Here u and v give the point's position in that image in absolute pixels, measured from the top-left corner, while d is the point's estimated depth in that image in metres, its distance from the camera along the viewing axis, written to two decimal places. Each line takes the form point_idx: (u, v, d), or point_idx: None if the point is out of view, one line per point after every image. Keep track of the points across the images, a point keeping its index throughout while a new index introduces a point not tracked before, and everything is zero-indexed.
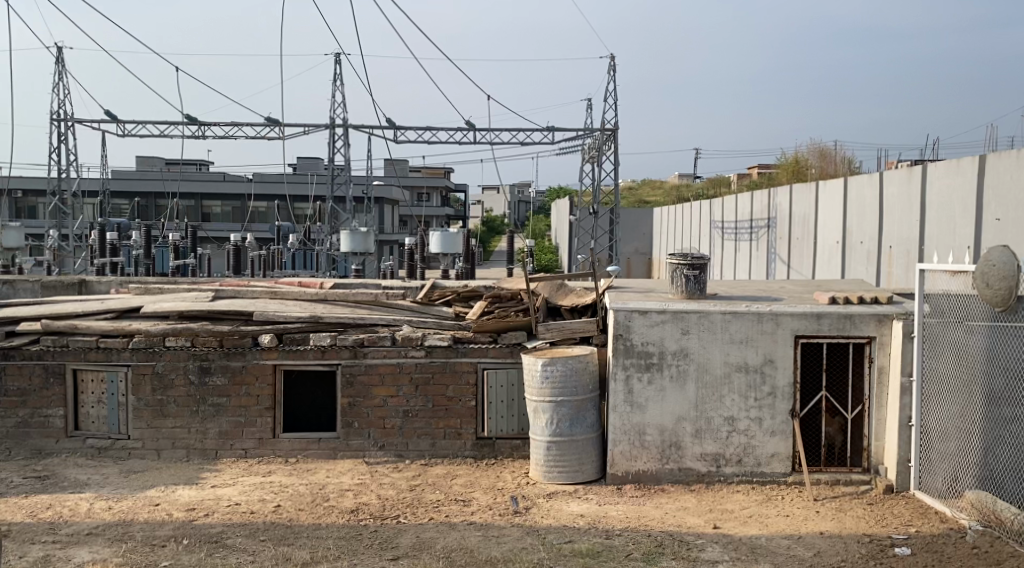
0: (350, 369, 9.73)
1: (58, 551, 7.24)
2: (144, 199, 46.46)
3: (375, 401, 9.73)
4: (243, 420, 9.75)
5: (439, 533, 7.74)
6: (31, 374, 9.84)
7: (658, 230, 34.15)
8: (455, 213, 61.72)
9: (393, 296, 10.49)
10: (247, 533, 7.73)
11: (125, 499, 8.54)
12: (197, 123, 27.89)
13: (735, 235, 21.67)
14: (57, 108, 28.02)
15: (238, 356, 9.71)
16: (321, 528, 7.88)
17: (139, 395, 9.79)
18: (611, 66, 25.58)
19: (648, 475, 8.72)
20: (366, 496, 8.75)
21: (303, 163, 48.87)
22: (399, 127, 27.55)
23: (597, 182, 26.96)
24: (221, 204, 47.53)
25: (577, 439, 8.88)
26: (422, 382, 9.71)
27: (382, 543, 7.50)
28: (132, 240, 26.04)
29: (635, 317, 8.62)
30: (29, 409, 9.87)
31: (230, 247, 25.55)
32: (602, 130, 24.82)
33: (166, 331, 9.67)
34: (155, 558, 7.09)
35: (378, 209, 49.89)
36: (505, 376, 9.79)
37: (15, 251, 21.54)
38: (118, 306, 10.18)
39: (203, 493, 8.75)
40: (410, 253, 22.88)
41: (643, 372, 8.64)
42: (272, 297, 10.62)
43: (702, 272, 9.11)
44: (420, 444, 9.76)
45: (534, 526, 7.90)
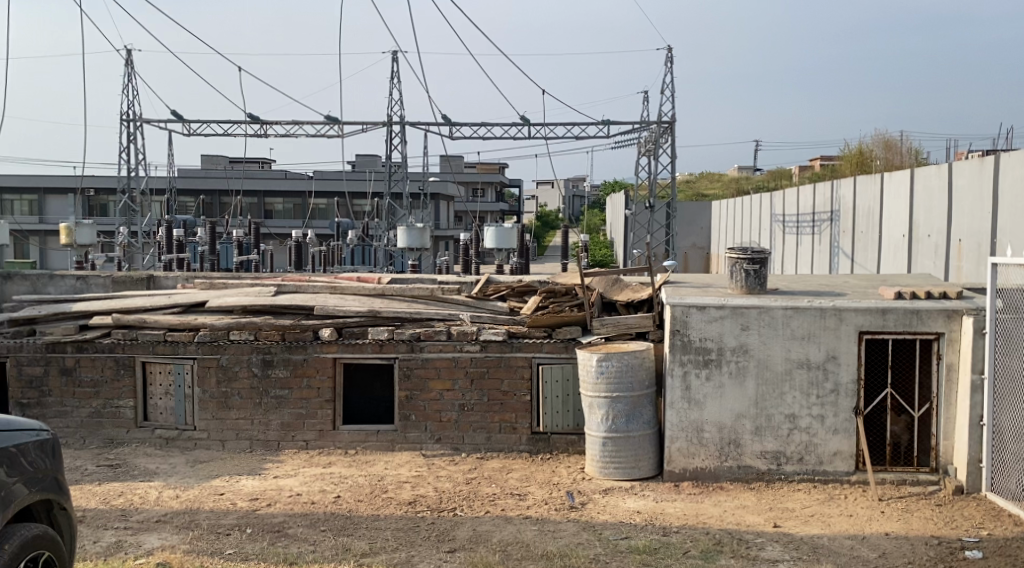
0: (406, 362, 9.80)
1: (129, 537, 7.40)
2: (208, 197, 47.36)
3: (431, 394, 9.78)
4: (304, 412, 9.87)
5: (495, 527, 7.74)
6: (103, 366, 10.07)
7: (717, 224, 33.78)
8: (510, 208, 61.82)
9: (448, 291, 10.52)
10: (309, 523, 7.82)
11: (191, 488, 8.71)
12: (260, 122, 28.39)
13: (797, 229, 21.26)
14: (126, 109, 28.72)
15: (299, 349, 9.82)
16: (380, 519, 7.94)
17: (205, 387, 9.96)
18: (669, 58, 25.29)
19: (706, 473, 8.61)
20: (423, 488, 8.79)
21: (362, 160, 49.37)
22: (455, 123, 27.61)
23: (655, 176, 26.67)
24: (282, 200, 48.27)
25: (633, 436, 8.80)
26: (478, 376, 9.72)
27: (439, 535, 7.53)
28: (198, 237, 26.58)
29: (693, 312, 8.50)
30: (101, 400, 10.11)
31: (291, 244, 25.93)
32: (659, 123, 24.49)
33: (230, 325, 9.82)
34: (221, 546, 7.20)
35: (434, 204, 50.10)
36: (560, 371, 9.72)
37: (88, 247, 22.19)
38: (184, 300, 10.36)
39: (266, 484, 8.88)
40: (465, 250, 22.94)
41: (701, 368, 8.53)
42: (331, 291, 10.73)
43: (763, 266, 8.96)
44: (476, 437, 9.77)
45: (590, 521, 7.85)
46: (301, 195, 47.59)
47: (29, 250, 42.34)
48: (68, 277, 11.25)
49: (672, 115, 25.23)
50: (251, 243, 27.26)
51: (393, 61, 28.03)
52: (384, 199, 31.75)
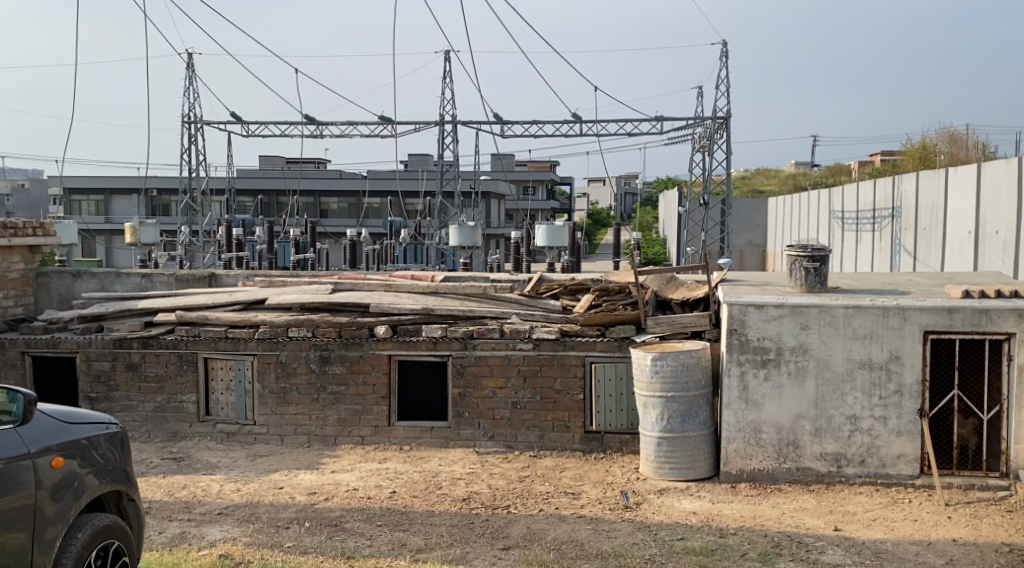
0: (459, 360, 9.82)
1: (193, 528, 7.54)
2: (266, 197, 48.16)
3: (485, 392, 9.78)
4: (360, 408, 9.96)
5: (550, 525, 7.72)
6: (167, 362, 10.27)
7: (773, 221, 33.31)
8: (562, 206, 61.73)
9: (501, 290, 10.53)
10: (366, 517, 7.88)
11: (252, 482, 8.84)
12: (316, 122, 28.81)
13: (857, 226, 20.86)
14: (187, 111, 29.35)
15: (355, 346, 9.90)
16: (435, 515, 7.97)
17: (264, 382, 10.11)
18: (725, 53, 25.00)
19: (764, 474, 8.49)
20: (478, 485, 8.80)
21: (415, 159, 49.74)
22: (507, 121, 27.67)
23: (709, 172, 26.40)
24: (338, 200, 48.88)
25: (688, 436, 8.71)
26: (531, 374, 9.70)
27: (494, 533, 7.53)
28: (257, 236, 27.03)
29: (751, 311, 8.37)
30: (165, 395, 10.31)
31: (347, 242, 26.22)
32: (714, 118, 24.23)
33: (289, 322, 9.97)
34: (281, 539, 7.30)
35: (486, 202, 50.23)
36: (613, 370, 9.69)
37: (151, 246, 22.69)
38: (244, 298, 10.52)
39: (324, 478, 8.98)
40: (516, 249, 22.95)
41: (759, 368, 8.40)
42: (386, 290, 10.80)
43: (823, 264, 8.81)
44: (529, 435, 9.76)
45: (645, 521, 7.79)
46: (356, 195, 48.12)
47: (96, 249, 43.55)
48: (133, 274, 11.53)
49: (727, 111, 24.95)
50: (308, 242, 27.63)
51: (446, 60, 28.20)
52: (438, 197, 31.95)
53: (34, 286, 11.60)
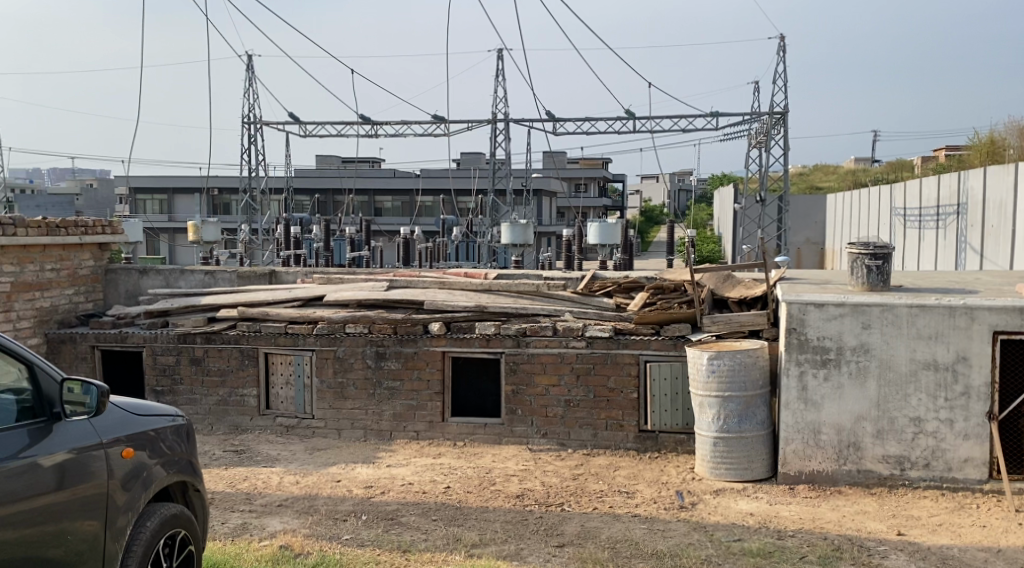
0: (513, 357, 9.81)
1: (254, 519, 7.65)
2: (321, 195, 48.78)
3: (538, 389, 9.77)
4: (415, 403, 10.03)
5: (604, 523, 7.67)
6: (229, 356, 10.44)
7: (832, 219, 32.76)
8: (615, 204, 61.47)
9: (554, 287, 10.50)
10: (421, 512, 7.93)
11: (310, 474, 8.95)
12: (371, 122, 29.07)
13: (920, 223, 20.42)
14: (247, 112, 29.83)
15: (410, 342, 9.97)
16: (489, 511, 7.98)
17: (322, 377, 10.23)
18: (783, 47, 24.62)
19: (824, 476, 8.34)
20: (531, 482, 8.79)
21: (468, 158, 49.92)
22: (559, 119, 27.60)
23: (766, 169, 26.05)
24: (392, 198, 49.31)
25: (746, 436, 8.59)
26: (585, 372, 9.66)
27: (548, 530, 7.51)
28: (313, 234, 27.37)
29: (811, 310, 8.23)
30: (227, 388, 10.49)
31: (401, 240, 26.43)
32: (771, 114, 23.82)
33: (346, 318, 10.06)
34: (339, 532, 7.37)
35: (538, 200, 50.25)
36: (669, 369, 9.57)
37: (213, 245, 23.13)
38: (302, 294, 10.66)
39: (380, 472, 9.05)
40: (568, 246, 22.88)
41: (819, 368, 8.25)
42: (440, 287, 10.84)
43: (886, 262, 8.62)
44: (583, 433, 9.72)
45: (701, 522, 7.70)
46: (409, 193, 48.46)
47: (161, 246, 44.61)
48: (198, 271, 11.73)
49: (785, 107, 24.56)
50: (363, 240, 27.93)
51: (499, 59, 28.24)
52: (491, 196, 32.04)
53: (102, 283, 11.86)
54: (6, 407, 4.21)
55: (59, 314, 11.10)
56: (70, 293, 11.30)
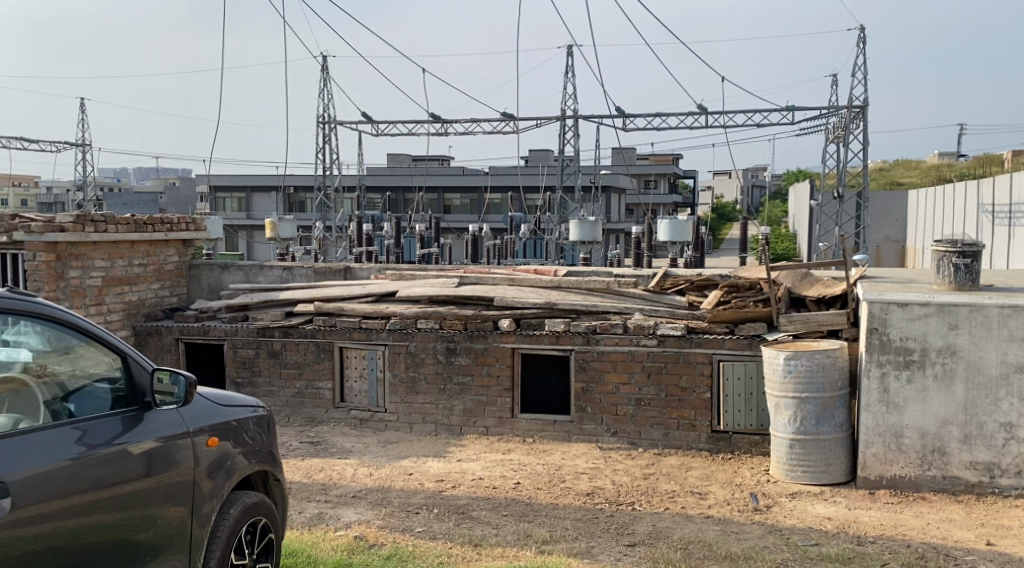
0: (583, 354, 9.75)
1: (329, 509, 7.74)
2: (392, 193, 49.39)
3: (608, 387, 9.68)
4: (485, 399, 10.04)
5: (676, 524, 7.56)
6: (305, 350, 10.60)
7: (913, 215, 31.85)
8: (686, 201, 60.79)
9: (625, 285, 10.38)
10: (491, 507, 7.91)
11: (383, 467, 9.02)
12: (441, 120, 29.29)
13: (1010, 219, 19.69)
14: (321, 112, 30.36)
15: (480, 338, 9.97)
16: (559, 508, 7.93)
17: (395, 371, 10.31)
18: (862, 39, 24.00)
19: (906, 482, 8.08)
20: (602, 481, 8.71)
21: (536, 155, 49.92)
22: (630, 115, 27.39)
23: (845, 164, 25.42)
24: (461, 196, 49.68)
25: (823, 439, 8.36)
26: (656, 371, 9.54)
27: (619, 528, 7.43)
28: (384, 231, 27.70)
29: (893, 309, 7.98)
30: (304, 381, 10.65)
31: (472, 237, 26.57)
32: (849, 108, 23.20)
33: (418, 314, 10.15)
34: (411, 524, 7.40)
35: (607, 197, 50.01)
36: (742, 369, 9.38)
37: (289, 241, 23.62)
38: (375, 290, 10.75)
39: (451, 467, 9.07)
40: (637, 243, 22.71)
41: (902, 370, 7.99)
42: (510, 284, 10.81)
43: (975, 261, 8.29)
44: (653, 433, 9.59)
45: (777, 525, 7.53)
46: (479, 191, 48.69)
47: (239, 243, 45.75)
48: (276, 267, 11.92)
49: (864, 101, 23.93)
50: (432, 237, 28.17)
51: (569, 56, 28.17)
52: (560, 193, 31.98)
53: (186, 278, 12.16)
54: (101, 395, 4.32)
55: (146, 307, 11.41)
56: (156, 287, 11.61)
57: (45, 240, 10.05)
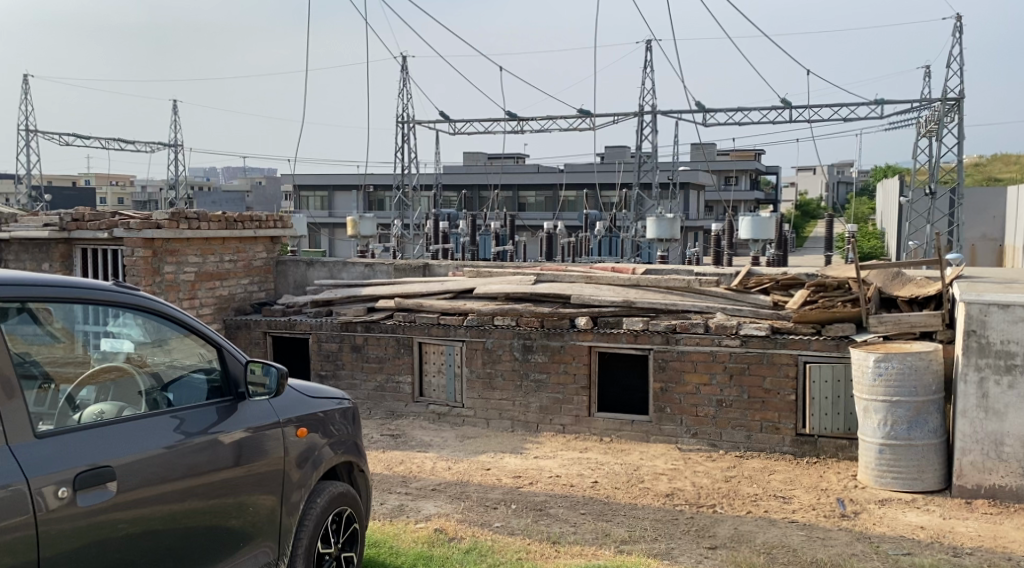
0: (662, 353, 9.58)
1: (410, 502, 7.77)
2: (469, 191, 49.65)
3: (688, 387, 9.51)
4: (562, 397, 9.96)
5: (759, 528, 7.36)
6: (386, 344, 10.69)
7: (1011, 212, 30.55)
8: (767, 198, 59.60)
9: (706, 283, 10.16)
10: (569, 505, 7.83)
11: (461, 461, 9.02)
12: (518, 117, 29.28)
13: None
14: (401, 111, 30.68)
15: (557, 336, 9.89)
16: (638, 508, 7.80)
17: (472, 367, 10.33)
18: (958, 28, 23.09)
19: (1006, 492, 7.71)
20: (681, 482, 8.55)
21: (613, 152, 49.52)
22: (710, 110, 26.95)
23: (938, 158, 24.52)
24: (536, 193, 49.66)
25: (916, 444, 8.04)
26: (738, 372, 9.31)
27: (700, 531, 7.27)
28: (461, 229, 27.83)
29: (994, 311, 7.64)
30: (384, 375, 10.75)
31: (549, 234, 26.48)
32: (943, 100, 22.38)
33: (495, 310, 10.11)
34: (489, 519, 7.37)
35: (686, 193, 49.31)
36: (830, 371, 9.07)
37: (369, 238, 23.92)
38: (454, 286, 10.75)
39: (528, 463, 9.02)
40: (718, 240, 22.32)
41: (1003, 375, 7.64)
42: (588, 281, 10.70)
43: None
44: (735, 435, 9.37)
45: (865, 532, 7.26)
46: (554, 187, 48.58)
47: (321, 240, 46.63)
48: (357, 263, 12.01)
49: (959, 92, 23.03)
50: (508, 234, 28.18)
51: (648, 51, 27.83)
52: (637, 190, 31.64)
53: (274, 273, 12.39)
54: (198, 385, 4.41)
55: (236, 302, 11.65)
56: (245, 282, 11.84)
57: (143, 237, 10.32)
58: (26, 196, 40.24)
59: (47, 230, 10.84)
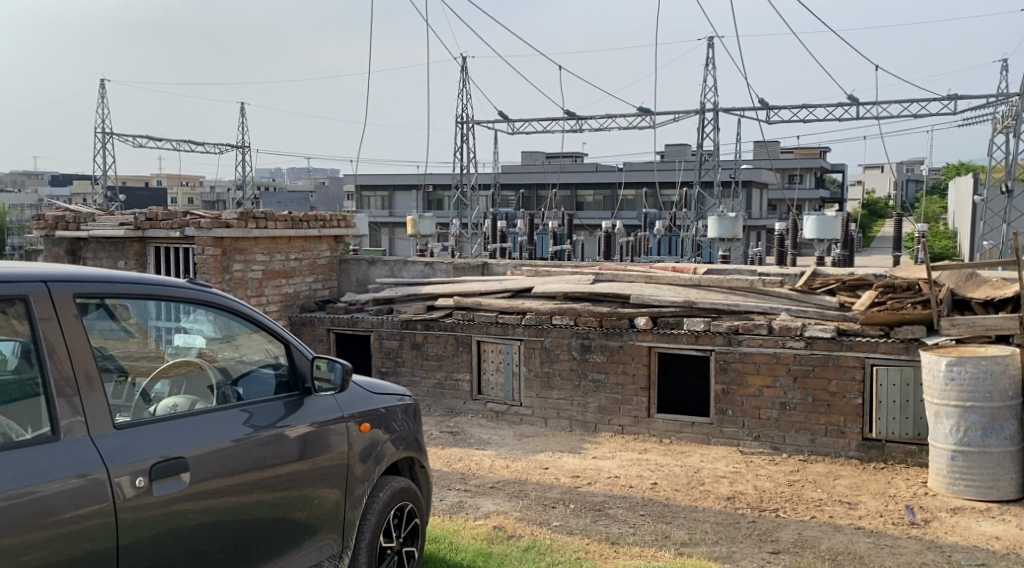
0: (723, 355, 9.43)
1: (469, 499, 7.77)
2: (527, 190, 49.66)
3: (750, 390, 9.34)
4: (620, 397, 9.88)
5: (824, 533, 7.19)
6: (445, 343, 10.73)
7: None
8: (832, 197, 58.43)
9: (770, 283, 10.00)
10: (629, 506, 7.75)
11: (519, 460, 9.00)
12: (576, 116, 29.19)
13: None
14: (460, 111, 30.83)
15: (615, 336, 9.80)
16: (699, 510, 7.69)
17: (530, 366, 10.31)
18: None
19: None
20: (743, 485, 8.40)
21: (673, 150, 49.05)
22: (773, 107, 26.51)
23: (1015, 154, 23.72)
24: (595, 192, 49.44)
25: (990, 451, 7.78)
26: (803, 374, 9.11)
27: (762, 535, 7.13)
28: (519, 228, 27.82)
29: None
30: (444, 372, 10.81)
31: (608, 233, 26.32)
32: (1021, 94, 21.64)
33: (553, 309, 10.07)
34: (548, 518, 7.33)
35: (747, 192, 48.60)
36: (898, 374, 8.80)
37: (428, 237, 24.05)
38: (513, 285, 10.72)
39: (587, 463, 8.96)
40: (781, 239, 21.93)
41: None
42: (648, 281, 10.59)
43: None
44: (799, 438, 9.18)
45: (936, 541, 7.04)
46: (613, 186, 48.31)
47: (380, 238, 47.15)
48: (417, 262, 12.07)
49: None
50: (566, 233, 28.10)
51: (710, 48, 27.48)
52: (697, 189, 31.28)
53: (337, 272, 12.53)
54: (266, 380, 4.46)
55: (301, 299, 11.80)
56: (310, 281, 11.98)
57: (214, 236, 10.51)
58: (100, 195, 41.36)
59: (122, 229, 11.14)
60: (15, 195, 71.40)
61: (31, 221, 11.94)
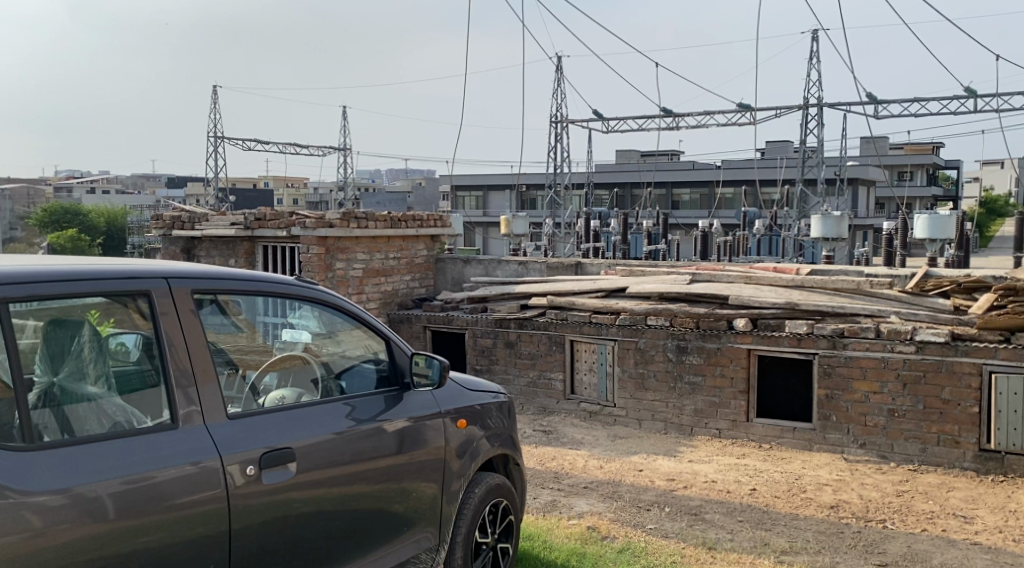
0: (827, 359, 9.07)
1: (562, 498, 7.67)
2: (622, 189, 49.28)
3: (856, 395, 8.96)
4: (718, 400, 9.61)
5: (936, 547, 6.81)
6: (539, 342, 10.67)
7: None
8: (943, 195, 56.03)
9: (878, 285, 9.58)
10: (726, 511, 7.52)
11: (613, 461, 8.85)
12: (673, 114, 28.79)
13: None
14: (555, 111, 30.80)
15: (713, 338, 9.55)
16: (800, 518, 7.40)
17: (625, 366, 10.14)
18: None
19: None
20: (847, 493, 8.06)
21: (773, 147, 47.92)
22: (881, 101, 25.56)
23: None
24: (691, 191, 48.67)
25: None
26: (913, 380, 8.68)
27: (868, 546, 6.81)
28: (614, 227, 27.57)
29: None
30: (537, 371, 10.74)
31: (705, 233, 25.80)
32: None
33: (649, 310, 9.87)
34: (642, 520, 7.16)
35: (852, 190, 47.03)
36: (1020, 383, 8.26)
37: (523, 237, 24.04)
38: (609, 284, 10.58)
39: (682, 466, 8.74)
40: (888, 239, 21.10)
41: None
42: (747, 282, 10.28)
43: None
44: (908, 447, 8.76)
45: None
46: (709, 185, 47.48)
47: (475, 238, 47.53)
48: (512, 261, 12.04)
49: None
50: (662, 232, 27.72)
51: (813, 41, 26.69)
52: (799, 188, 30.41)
53: (433, 271, 12.59)
54: (368, 375, 4.46)
55: (398, 297, 11.91)
56: (408, 279, 12.08)
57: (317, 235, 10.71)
58: (209, 196, 42.97)
59: (231, 228, 11.46)
60: (130, 196, 74.83)
61: (149, 221, 12.44)
